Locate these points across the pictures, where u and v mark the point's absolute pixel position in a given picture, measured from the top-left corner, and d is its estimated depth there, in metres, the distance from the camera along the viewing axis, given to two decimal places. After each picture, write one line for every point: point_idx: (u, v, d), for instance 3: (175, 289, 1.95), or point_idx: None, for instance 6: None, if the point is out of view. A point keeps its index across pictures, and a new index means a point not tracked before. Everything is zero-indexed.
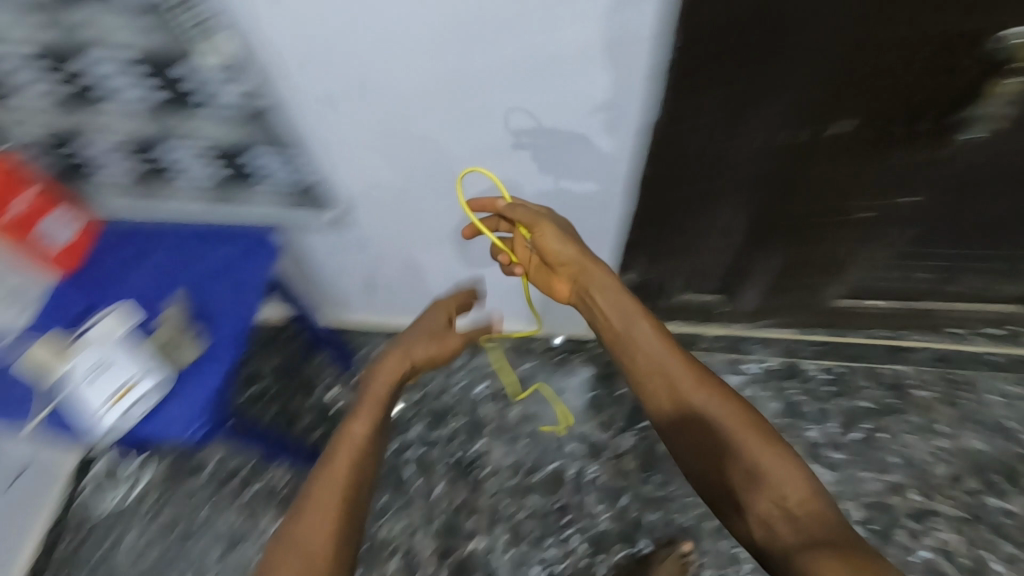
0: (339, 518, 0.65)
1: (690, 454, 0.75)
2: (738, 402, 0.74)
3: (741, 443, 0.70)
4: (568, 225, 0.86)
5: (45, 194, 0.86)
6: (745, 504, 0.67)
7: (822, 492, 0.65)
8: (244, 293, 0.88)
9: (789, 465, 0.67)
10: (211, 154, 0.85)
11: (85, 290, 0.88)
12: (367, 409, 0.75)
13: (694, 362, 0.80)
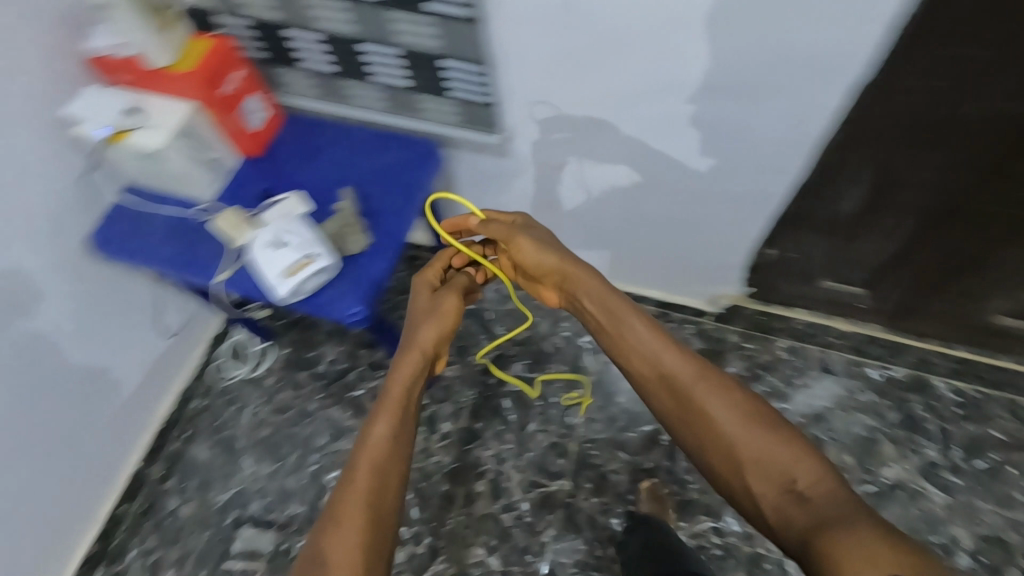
0: (367, 512, 0.71)
1: (698, 454, 0.76)
2: (739, 393, 0.75)
3: (746, 437, 0.71)
4: (545, 228, 0.94)
5: (249, 78, 0.93)
6: (756, 492, 0.69)
7: (826, 466, 0.68)
8: (405, 197, 0.95)
9: (795, 452, 0.69)
10: (403, 63, 0.87)
11: (269, 174, 0.99)
12: (390, 404, 0.81)
13: (688, 353, 0.81)
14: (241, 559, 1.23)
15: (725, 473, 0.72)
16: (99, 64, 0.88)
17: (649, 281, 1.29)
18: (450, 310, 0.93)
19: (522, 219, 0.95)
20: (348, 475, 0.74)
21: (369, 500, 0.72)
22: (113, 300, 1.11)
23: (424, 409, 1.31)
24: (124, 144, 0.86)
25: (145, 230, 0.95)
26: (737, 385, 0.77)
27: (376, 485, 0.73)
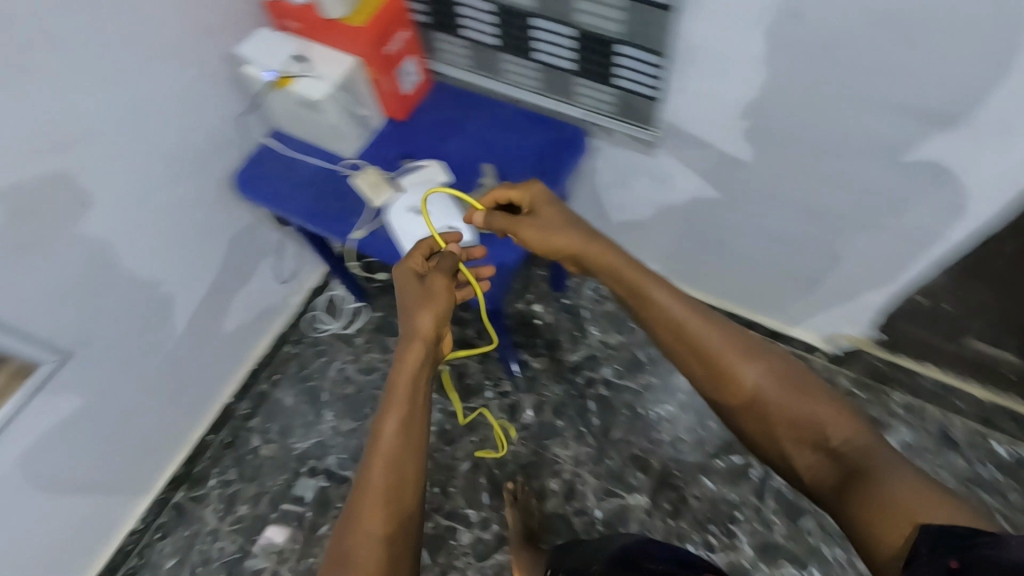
0: (384, 526, 0.64)
1: (726, 413, 0.73)
2: (768, 355, 0.71)
3: (781, 402, 0.68)
4: (550, 205, 0.81)
5: (410, 41, 0.92)
6: (789, 453, 0.69)
7: (857, 419, 0.68)
8: (546, 185, 0.93)
9: (830, 410, 0.67)
10: (572, 43, 0.84)
11: (412, 139, 0.99)
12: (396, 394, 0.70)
13: (708, 312, 0.73)
14: (310, 509, 1.25)
15: (755, 432, 0.71)
16: (275, 8, 0.89)
17: (764, 306, 1.23)
18: (442, 289, 0.77)
19: (527, 195, 0.81)
20: (359, 492, 0.66)
21: (391, 506, 0.65)
22: (238, 236, 1.15)
23: (507, 397, 1.30)
24: (287, 91, 0.87)
25: (287, 175, 0.97)
26: (762, 343, 0.72)
27: (394, 493, 0.66)
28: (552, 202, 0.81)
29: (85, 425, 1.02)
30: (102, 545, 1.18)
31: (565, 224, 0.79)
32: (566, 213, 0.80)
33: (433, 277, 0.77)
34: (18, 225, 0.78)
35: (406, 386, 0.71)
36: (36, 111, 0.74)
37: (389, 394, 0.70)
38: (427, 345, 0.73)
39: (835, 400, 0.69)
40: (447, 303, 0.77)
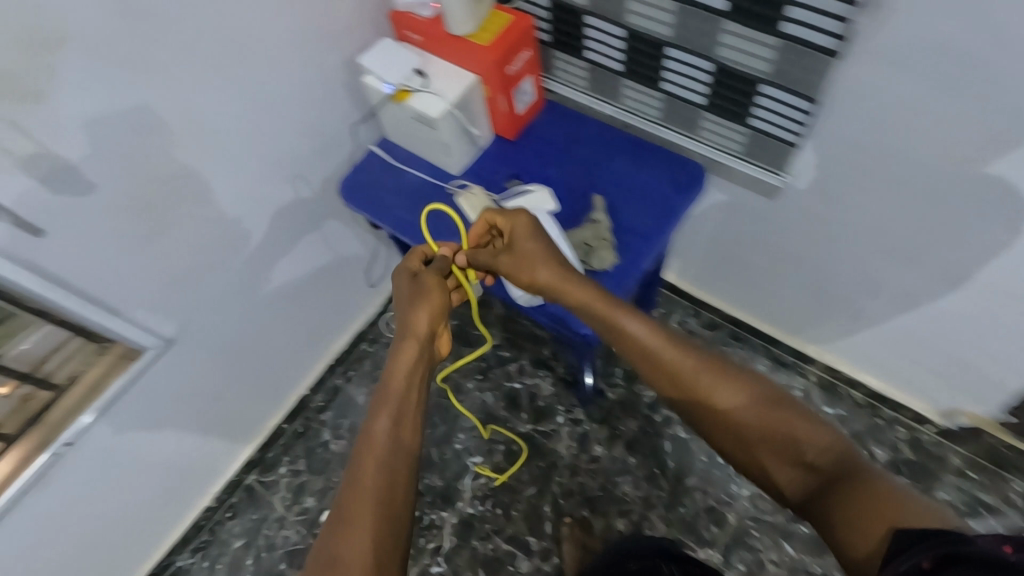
0: (376, 524, 0.62)
1: (706, 433, 0.71)
2: (742, 373, 0.69)
3: (756, 419, 0.67)
4: (532, 237, 0.78)
5: (530, 62, 0.89)
6: (772, 470, 0.66)
7: (830, 430, 0.66)
8: (659, 221, 0.85)
9: (806, 426, 0.66)
10: (704, 79, 0.79)
11: (518, 159, 0.95)
12: (386, 391, 0.71)
13: (677, 335, 0.73)
14: None
15: (736, 450, 0.68)
16: (399, 19, 0.88)
17: (871, 367, 1.14)
18: (436, 285, 0.78)
19: (509, 221, 0.79)
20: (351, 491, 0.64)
21: (378, 502, 0.63)
22: (330, 235, 1.16)
23: (579, 425, 1.26)
24: (405, 104, 0.86)
25: (390, 186, 0.96)
26: (734, 361, 0.71)
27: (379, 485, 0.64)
28: (530, 234, 0.78)
29: (176, 406, 1.07)
30: (180, 519, 1.23)
31: (545, 260, 0.76)
32: (545, 245, 0.77)
33: (419, 278, 0.79)
34: (136, 216, 0.82)
35: (400, 381, 0.72)
36: (162, 111, 0.77)
37: (381, 394, 0.71)
38: (422, 343, 0.75)
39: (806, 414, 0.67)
40: (441, 301, 0.78)
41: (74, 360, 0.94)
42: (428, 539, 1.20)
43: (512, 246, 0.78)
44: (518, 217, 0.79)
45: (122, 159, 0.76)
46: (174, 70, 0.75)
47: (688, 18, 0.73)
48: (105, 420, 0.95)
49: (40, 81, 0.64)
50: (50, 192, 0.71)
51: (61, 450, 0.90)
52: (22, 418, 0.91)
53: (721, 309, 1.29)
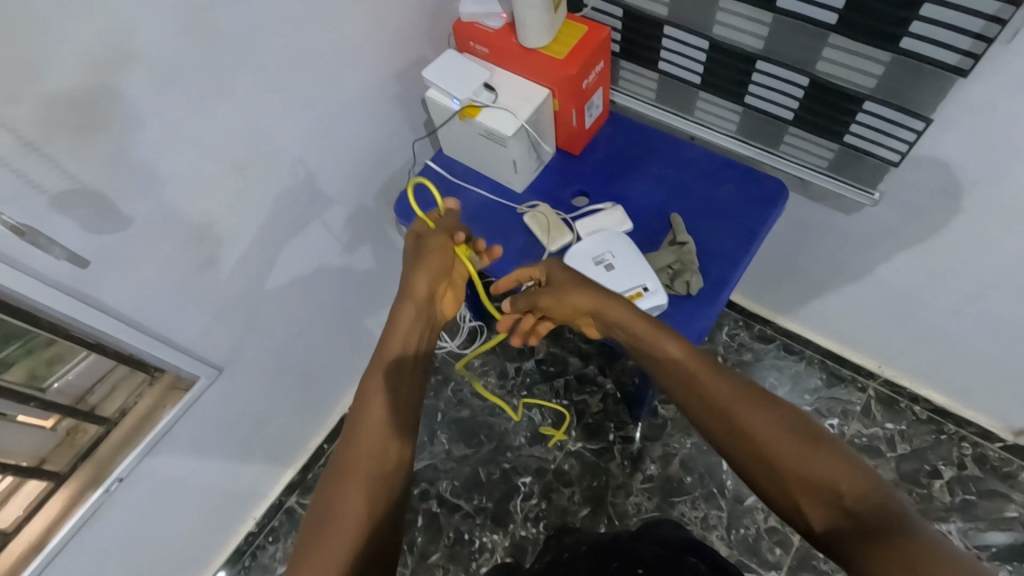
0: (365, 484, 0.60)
1: (733, 462, 0.62)
2: (782, 406, 0.61)
3: (787, 449, 0.57)
4: (572, 277, 0.74)
5: (602, 75, 0.85)
6: (803, 506, 0.56)
7: (878, 478, 0.55)
8: (742, 242, 0.80)
9: (851, 467, 0.56)
10: (792, 93, 0.74)
11: (587, 174, 0.90)
12: (387, 367, 0.70)
13: (715, 362, 0.66)
14: (421, 535, 1.20)
15: (763, 481, 0.58)
16: (464, 30, 0.84)
17: (937, 382, 1.11)
18: (439, 249, 0.77)
19: (543, 269, 0.77)
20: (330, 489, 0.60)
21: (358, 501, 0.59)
22: (376, 251, 1.11)
23: (631, 443, 1.23)
24: (473, 121, 0.81)
25: (452, 203, 0.90)
26: (775, 394, 0.63)
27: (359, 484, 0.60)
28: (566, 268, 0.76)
29: (221, 435, 1.01)
30: (221, 545, 1.19)
31: (581, 287, 0.73)
32: (584, 280, 0.74)
33: (427, 240, 0.78)
34: (196, 243, 0.76)
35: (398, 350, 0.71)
36: (222, 133, 0.71)
37: (378, 380, 0.68)
38: (420, 305, 0.74)
39: (851, 456, 0.57)
40: (444, 264, 0.77)
41: (122, 390, 0.88)
42: (480, 563, 1.17)
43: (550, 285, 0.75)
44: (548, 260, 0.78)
45: (184, 185, 0.71)
46: (239, 89, 0.70)
47: (786, 29, 0.69)
48: (157, 453, 0.91)
49: (107, 106, 0.59)
50: (116, 225, 0.66)
51: (113, 486, 0.86)
52: (72, 454, 0.87)
53: (774, 322, 1.26)
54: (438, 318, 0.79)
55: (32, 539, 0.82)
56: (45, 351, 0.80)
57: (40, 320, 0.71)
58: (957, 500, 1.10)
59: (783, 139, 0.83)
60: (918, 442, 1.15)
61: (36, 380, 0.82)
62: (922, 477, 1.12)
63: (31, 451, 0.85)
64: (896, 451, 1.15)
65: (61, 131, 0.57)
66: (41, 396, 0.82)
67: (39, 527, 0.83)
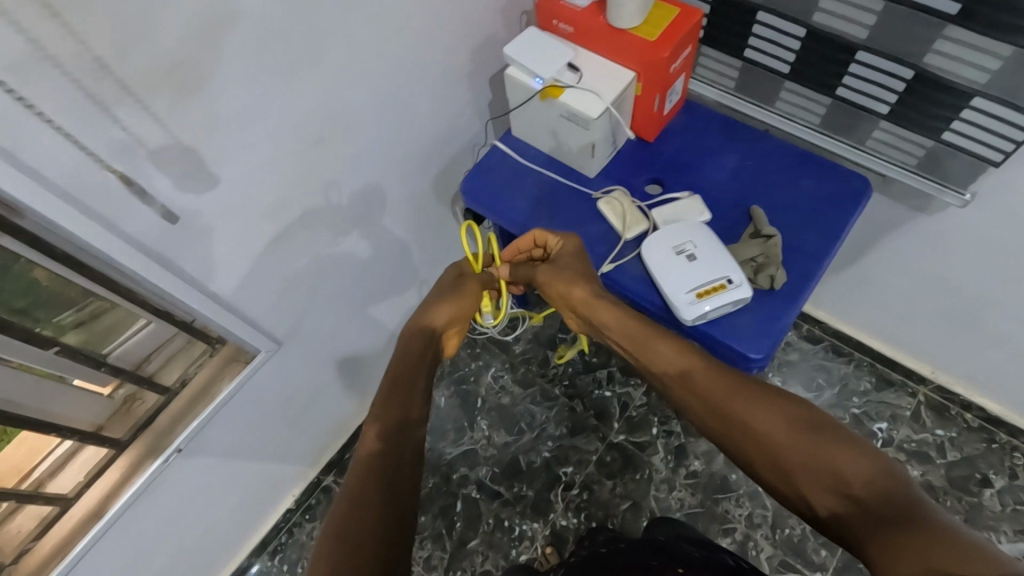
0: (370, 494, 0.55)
1: (736, 457, 0.59)
2: (778, 392, 0.57)
3: (784, 439, 0.54)
4: (577, 259, 0.75)
5: (687, 59, 0.82)
6: (808, 496, 0.52)
7: (888, 460, 0.50)
8: (826, 238, 0.79)
9: (854, 450, 0.51)
10: (892, 85, 0.72)
11: (661, 160, 0.87)
12: (398, 373, 0.65)
13: (707, 355, 0.64)
14: (460, 519, 1.20)
15: (767, 477, 0.55)
16: (548, 7, 0.82)
17: (994, 389, 1.09)
18: (471, 291, 0.75)
19: (558, 241, 0.77)
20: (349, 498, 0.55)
21: (369, 501, 0.55)
22: (430, 232, 1.09)
23: (674, 437, 1.22)
24: (555, 101, 0.79)
25: (523, 185, 0.88)
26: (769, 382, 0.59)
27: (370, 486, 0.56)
28: (575, 256, 0.75)
29: (270, 411, 1.00)
30: (261, 520, 1.19)
31: (582, 278, 0.73)
32: (587, 267, 0.74)
33: (465, 279, 0.76)
34: (272, 213, 0.74)
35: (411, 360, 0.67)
36: (305, 102, 0.69)
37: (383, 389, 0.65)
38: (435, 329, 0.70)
39: (856, 439, 0.52)
40: (472, 307, 0.74)
41: (180, 361, 0.86)
42: (520, 550, 1.16)
43: (554, 259, 0.75)
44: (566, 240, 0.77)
45: (268, 152, 0.68)
46: (328, 56, 0.68)
47: (895, 19, 0.67)
48: (212, 426, 0.90)
49: (207, 65, 0.57)
50: (209, 186, 0.65)
51: (172, 456, 0.86)
52: (131, 423, 0.85)
53: (824, 322, 1.24)
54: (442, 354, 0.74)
55: (92, 506, 0.82)
56: (103, 318, 0.76)
57: (116, 283, 0.69)
58: (1008, 510, 1.08)
59: (872, 134, 0.81)
60: (968, 450, 1.13)
61: (97, 345, 0.78)
62: (972, 485, 1.11)
63: (90, 420, 0.82)
64: (946, 458, 1.13)
65: (163, 89, 0.55)
66: (106, 363, 0.79)
67: (98, 495, 0.83)
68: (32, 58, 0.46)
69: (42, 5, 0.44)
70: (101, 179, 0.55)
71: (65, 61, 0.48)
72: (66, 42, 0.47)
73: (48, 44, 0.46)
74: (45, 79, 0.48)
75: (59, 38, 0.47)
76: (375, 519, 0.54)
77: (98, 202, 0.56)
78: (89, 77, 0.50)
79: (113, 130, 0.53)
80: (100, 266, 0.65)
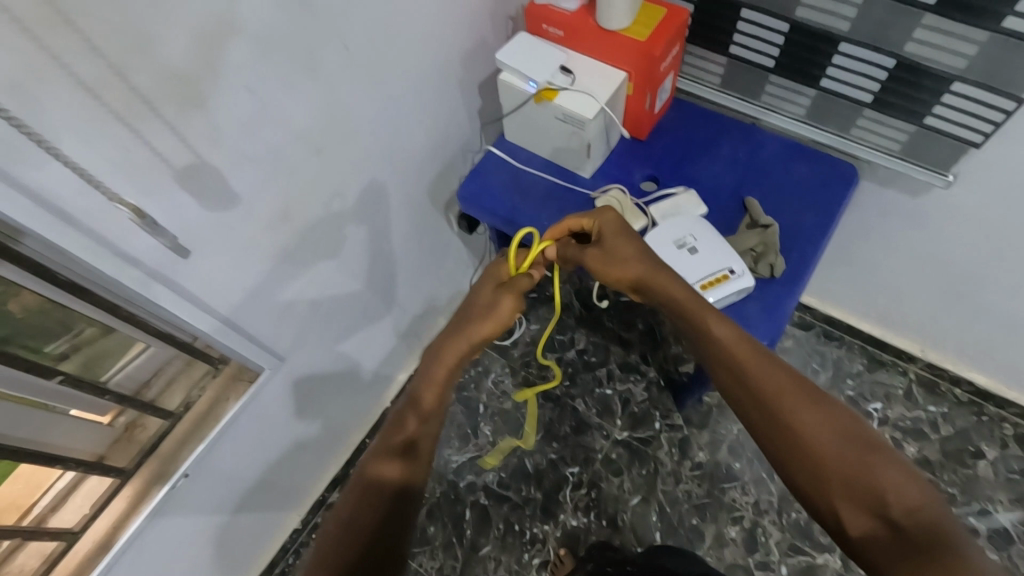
0: (368, 486, 0.60)
1: (774, 459, 0.61)
2: (834, 408, 0.60)
3: (833, 454, 0.57)
4: (623, 237, 0.74)
5: (675, 57, 0.84)
6: (843, 514, 0.55)
7: (931, 490, 0.54)
8: (820, 224, 0.81)
9: (899, 479, 0.54)
10: (873, 73, 0.75)
11: (655, 156, 0.89)
12: (414, 398, 0.67)
13: (769, 353, 0.65)
14: (470, 527, 1.19)
15: (801, 482, 0.58)
16: (537, 13, 0.83)
17: (981, 362, 1.13)
18: (505, 311, 0.71)
19: (598, 220, 0.74)
20: (360, 481, 0.61)
21: (373, 503, 0.59)
22: (427, 240, 1.09)
23: (677, 430, 1.23)
24: (550, 104, 0.80)
25: (521, 189, 0.88)
26: (829, 394, 0.62)
27: (373, 493, 0.60)
28: (621, 232, 0.74)
29: (275, 429, 0.98)
30: (267, 543, 1.16)
31: (637, 255, 0.72)
32: (637, 245, 0.74)
33: (501, 296, 0.72)
34: (275, 228, 0.74)
35: (436, 381, 0.68)
36: (304, 113, 0.69)
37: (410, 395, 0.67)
38: (469, 348, 0.70)
39: (904, 465, 0.55)
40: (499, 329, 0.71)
41: (182, 384, 0.85)
42: (533, 553, 1.16)
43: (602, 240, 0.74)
44: (606, 215, 0.75)
45: (268, 165, 0.68)
46: (325, 67, 0.68)
47: (874, 9, 0.70)
48: (218, 447, 0.88)
49: (206, 79, 0.56)
50: (213, 201, 0.64)
51: (179, 482, 0.83)
52: (132, 450, 0.83)
53: (814, 308, 1.27)
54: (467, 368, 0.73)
55: (98, 538, 0.79)
56: (99, 343, 0.75)
57: (117, 306, 0.68)
58: (1002, 479, 1.12)
59: (856, 123, 0.83)
60: (960, 424, 1.17)
61: (95, 372, 0.76)
62: (966, 458, 1.14)
63: (90, 449, 0.79)
64: (939, 432, 1.16)
65: (160, 105, 0.54)
66: (109, 390, 0.77)
67: (106, 524, 0.80)
68: (46, 64, 0.45)
69: (52, 9, 0.44)
70: (106, 208, 0.55)
71: (77, 67, 0.47)
72: (79, 47, 0.46)
73: (59, 51, 0.46)
74: (55, 91, 0.47)
75: (69, 41, 0.46)
76: (371, 510, 0.59)
77: (101, 225, 0.56)
78: (99, 86, 0.49)
79: (119, 148, 0.53)
80: (101, 289, 0.64)
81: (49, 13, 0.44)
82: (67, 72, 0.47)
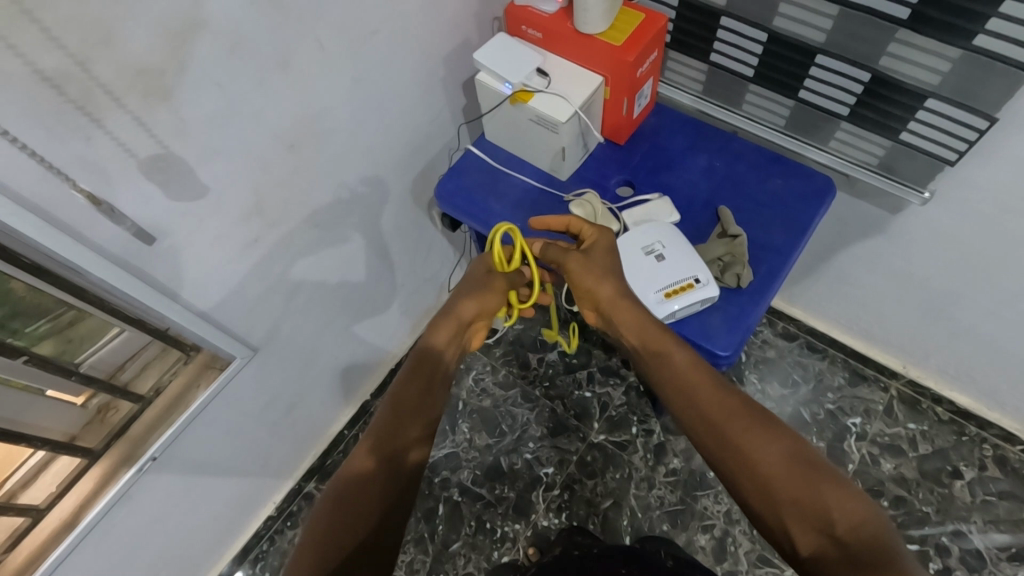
0: (351, 499, 0.55)
1: (726, 483, 0.57)
2: (782, 428, 0.56)
3: (780, 478, 0.53)
4: (609, 254, 0.72)
5: (656, 61, 0.84)
6: (792, 534, 0.51)
7: (874, 509, 0.51)
8: (791, 237, 0.80)
9: (846, 499, 0.51)
10: (849, 86, 0.75)
11: (632, 162, 0.89)
12: (418, 362, 0.67)
13: (716, 376, 0.62)
14: (442, 523, 1.20)
15: (754, 506, 0.54)
16: (518, 14, 0.83)
17: (964, 381, 1.11)
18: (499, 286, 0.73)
19: (593, 233, 0.73)
20: (334, 495, 0.56)
21: (382, 485, 0.57)
22: (408, 236, 1.09)
23: (654, 436, 1.23)
24: (524, 106, 0.80)
25: (496, 189, 0.88)
26: (774, 414, 0.58)
27: (378, 469, 0.58)
28: (610, 252, 0.72)
29: (250, 417, 1.00)
30: (240, 529, 1.18)
31: (612, 276, 0.70)
32: (616, 265, 0.71)
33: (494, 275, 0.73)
34: (246, 220, 0.74)
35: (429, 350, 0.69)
36: (274, 110, 0.69)
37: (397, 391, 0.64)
38: (458, 327, 0.71)
39: (849, 486, 0.52)
40: (495, 304, 0.73)
41: (156, 368, 0.86)
42: (502, 552, 1.17)
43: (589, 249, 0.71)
44: (601, 232, 0.74)
45: (240, 160, 0.69)
46: (298, 64, 0.68)
47: (851, 22, 0.69)
48: (188, 434, 0.89)
49: (174, 71, 0.57)
50: (181, 190, 0.65)
51: (147, 465, 0.85)
52: (104, 433, 0.84)
53: (799, 319, 1.26)
54: (466, 348, 0.75)
55: (65, 516, 0.82)
56: (78, 327, 0.75)
57: (86, 291, 0.69)
58: (978, 500, 1.10)
59: (833, 135, 0.83)
60: (939, 442, 1.15)
61: (69, 355, 0.76)
62: (943, 477, 1.12)
63: (63, 429, 0.81)
64: (918, 450, 1.15)
65: (123, 102, 0.55)
66: (77, 372, 0.77)
67: (73, 503, 0.82)
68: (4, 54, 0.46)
69: (9, 3, 0.45)
70: (64, 191, 0.55)
71: (21, 62, 0.47)
72: (38, 39, 0.47)
73: (17, 42, 0.46)
74: (11, 83, 0.48)
75: (15, 44, 0.46)
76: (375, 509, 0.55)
77: (65, 214, 0.56)
78: (61, 79, 0.50)
79: (78, 140, 0.54)
80: (70, 276, 0.65)
81: (8, 8, 0.45)
82: (26, 60, 0.47)
